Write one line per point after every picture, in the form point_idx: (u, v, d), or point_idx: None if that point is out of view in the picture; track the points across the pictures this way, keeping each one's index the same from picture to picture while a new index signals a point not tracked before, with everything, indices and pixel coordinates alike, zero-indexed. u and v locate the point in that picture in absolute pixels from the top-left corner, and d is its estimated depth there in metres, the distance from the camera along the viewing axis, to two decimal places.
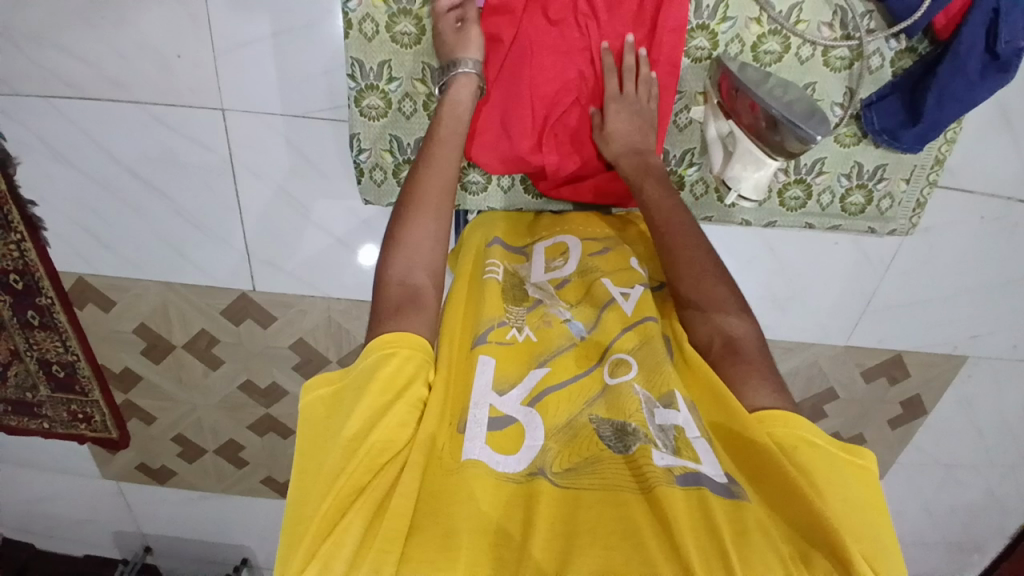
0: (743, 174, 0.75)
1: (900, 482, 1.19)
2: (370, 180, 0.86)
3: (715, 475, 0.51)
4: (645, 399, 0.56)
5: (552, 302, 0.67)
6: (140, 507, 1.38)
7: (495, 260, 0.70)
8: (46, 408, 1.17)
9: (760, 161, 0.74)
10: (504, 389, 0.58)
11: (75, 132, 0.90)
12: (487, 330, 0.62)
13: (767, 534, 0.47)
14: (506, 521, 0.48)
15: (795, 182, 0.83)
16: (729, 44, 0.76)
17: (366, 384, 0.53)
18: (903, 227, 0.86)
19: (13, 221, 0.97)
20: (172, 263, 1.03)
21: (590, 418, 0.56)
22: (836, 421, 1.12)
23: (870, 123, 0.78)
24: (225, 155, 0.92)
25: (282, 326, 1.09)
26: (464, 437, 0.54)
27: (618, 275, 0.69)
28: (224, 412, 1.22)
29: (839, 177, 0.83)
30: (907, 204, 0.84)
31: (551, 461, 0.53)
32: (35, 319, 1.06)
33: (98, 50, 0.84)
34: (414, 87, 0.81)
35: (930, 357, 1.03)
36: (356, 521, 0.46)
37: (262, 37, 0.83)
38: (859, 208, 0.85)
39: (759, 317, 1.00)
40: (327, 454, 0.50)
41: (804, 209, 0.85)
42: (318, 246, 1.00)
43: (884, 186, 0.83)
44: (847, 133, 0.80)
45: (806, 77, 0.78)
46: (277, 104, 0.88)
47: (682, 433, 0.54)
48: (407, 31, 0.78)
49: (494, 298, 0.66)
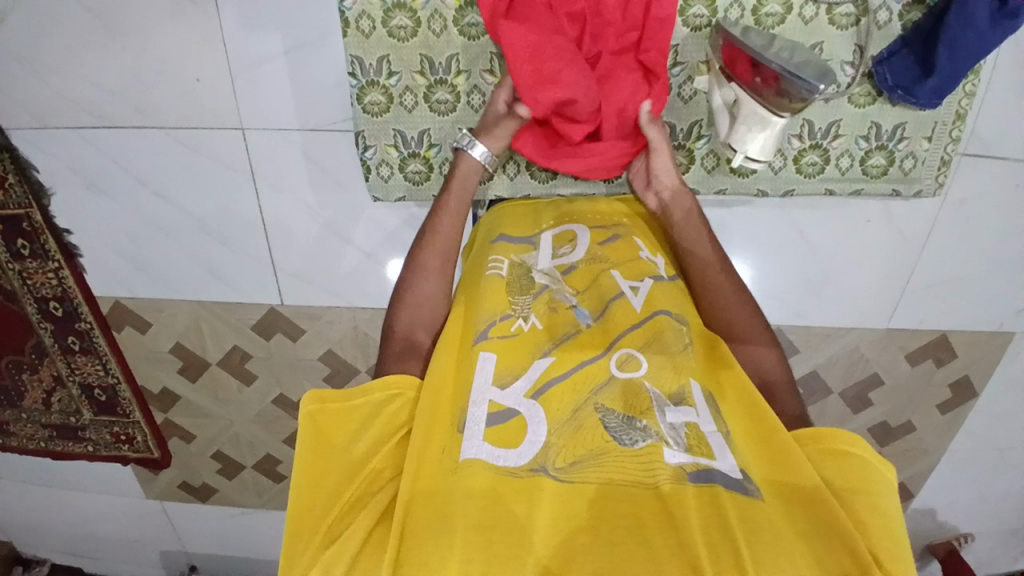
0: (749, 136, 0.71)
1: (956, 472, 1.11)
2: (377, 177, 0.86)
3: (730, 472, 0.49)
4: (656, 397, 0.53)
5: (559, 288, 0.65)
6: (184, 525, 1.41)
7: (499, 256, 0.68)
8: (89, 430, 1.20)
9: (765, 120, 0.70)
10: (506, 382, 0.55)
11: (104, 160, 0.94)
12: (488, 326, 0.60)
13: (780, 533, 0.45)
14: (510, 506, 0.47)
15: (811, 148, 0.80)
16: (729, 10, 0.74)
17: (373, 420, 0.56)
18: (929, 187, 0.82)
19: (50, 250, 1.01)
20: (204, 282, 1.05)
21: (596, 409, 0.53)
22: (882, 409, 1.05)
23: (883, 79, 0.75)
24: (246, 173, 0.94)
25: (312, 337, 1.10)
26: (462, 436, 0.52)
27: (627, 267, 0.67)
28: (259, 426, 1.23)
29: (857, 139, 0.79)
30: (931, 163, 0.80)
31: (554, 456, 0.50)
32: (76, 343, 1.10)
33: (119, 80, 0.87)
34: (414, 79, 0.80)
35: (974, 336, 0.96)
36: (359, 529, 0.47)
37: (275, 54, 0.85)
38: (880, 171, 0.81)
39: (793, 303, 0.96)
40: (328, 472, 0.51)
41: (823, 174, 0.81)
42: (341, 256, 1.01)
43: (906, 146, 0.79)
44: (860, 92, 0.77)
45: (811, 38, 0.74)
46: (293, 118, 0.89)
47: (695, 428, 0.52)
48: (403, 25, 0.77)
49: (497, 292, 0.64)
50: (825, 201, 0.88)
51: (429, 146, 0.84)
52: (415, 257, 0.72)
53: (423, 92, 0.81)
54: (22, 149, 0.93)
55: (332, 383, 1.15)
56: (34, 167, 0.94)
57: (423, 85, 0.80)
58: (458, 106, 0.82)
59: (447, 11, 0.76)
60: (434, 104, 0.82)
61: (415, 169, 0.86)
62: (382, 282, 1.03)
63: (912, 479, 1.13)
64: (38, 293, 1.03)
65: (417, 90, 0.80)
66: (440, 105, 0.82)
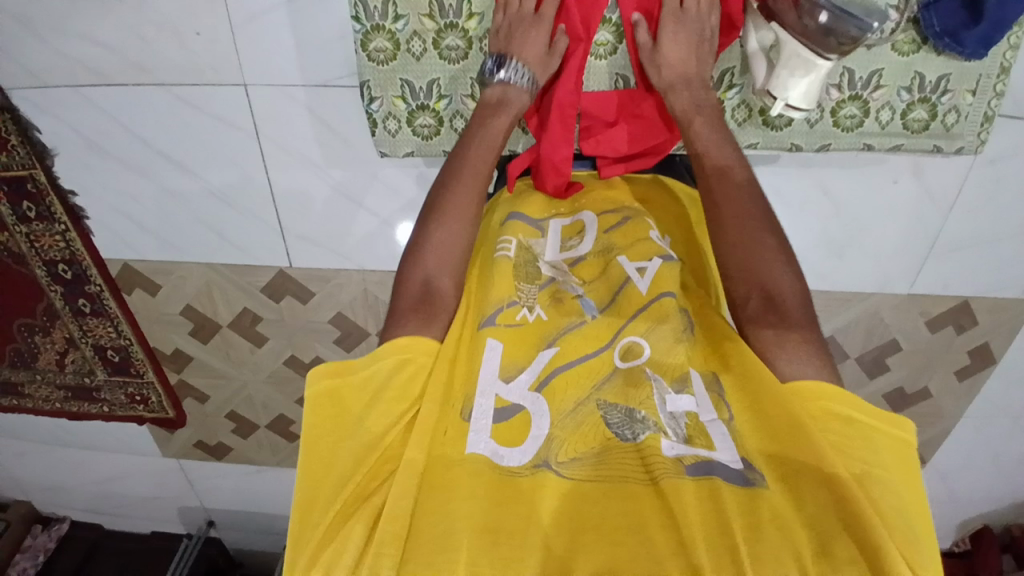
0: (791, 81, 0.66)
1: (969, 437, 1.09)
2: (384, 131, 0.78)
3: (730, 463, 0.46)
4: (656, 383, 0.51)
5: (564, 280, 0.61)
6: (201, 483, 1.43)
7: (507, 236, 0.63)
8: (104, 392, 1.21)
9: (809, 64, 0.64)
10: (511, 375, 0.52)
11: (106, 119, 0.92)
12: (494, 312, 0.56)
13: (790, 524, 0.42)
14: (508, 510, 0.44)
15: (849, 99, 0.73)
16: None
17: (379, 395, 0.50)
18: (971, 144, 0.74)
19: (56, 213, 0.99)
20: (214, 246, 1.04)
21: (597, 404, 0.50)
22: (899, 375, 1.02)
23: (929, 25, 0.67)
24: (252, 132, 0.92)
25: (321, 300, 1.08)
26: (468, 425, 0.49)
27: (633, 250, 0.61)
28: (272, 387, 1.23)
29: (899, 91, 0.72)
30: (974, 118, 0.73)
31: (557, 450, 0.48)
32: (87, 306, 1.09)
33: (115, 33, 0.84)
34: (422, 24, 0.72)
35: (998, 301, 0.93)
36: (359, 525, 0.43)
37: (276, 5, 0.81)
38: (922, 125, 0.74)
39: (813, 265, 0.92)
40: (330, 466, 0.46)
41: (861, 128, 0.74)
42: (350, 218, 0.99)
43: (949, 99, 0.72)
44: (904, 40, 0.69)
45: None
46: (298, 75, 0.86)
47: (695, 419, 0.50)
48: None
49: (505, 277, 0.59)
50: (854, 161, 0.83)
51: (439, 97, 0.76)
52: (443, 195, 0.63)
53: (431, 38, 0.73)
54: (22, 109, 0.91)
55: (343, 345, 1.14)
56: (36, 127, 0.92)
57: (432, 30, 0.72)
58: (469, 54, 0.73)
59: None
60: (444, 52, 0.73)
61: (423, 122, 0.78)
62: (393, 245, 1.00)
63: (924, 444, 1.10)
64: (47, 256, 1.02)
65: (426, 36, 0.72)
66: (450, 52, 0.73)
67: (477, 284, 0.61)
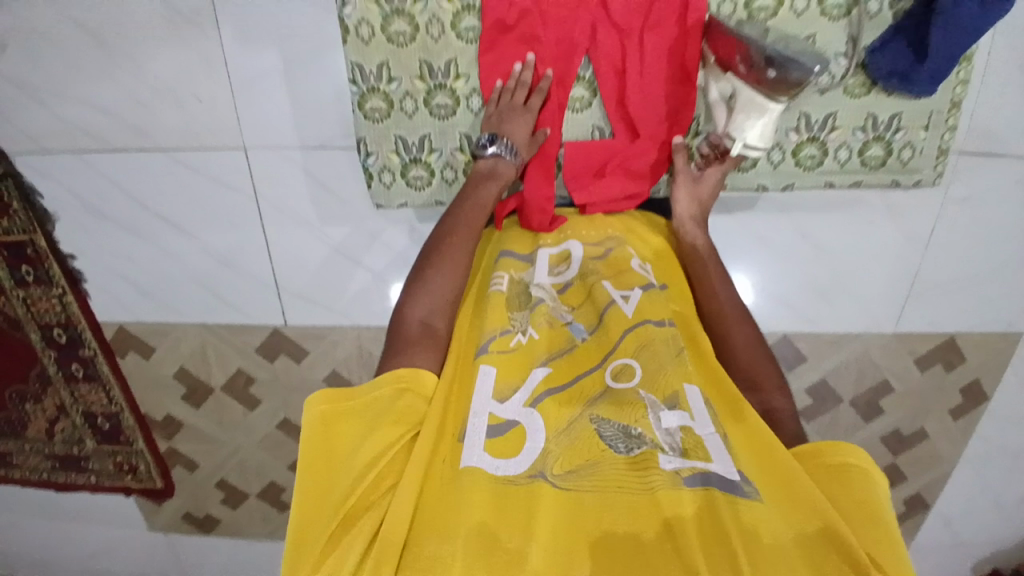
0: (746, 124, 0.70)
1: (974, 479, 1.07)
2: (380, 184, 0.81)
3: (725, 474, 0.49)
4: (650, 404, 0.54)
5: (553, 305, 0.65)
6: (189, 558, 1.36)
7: (501, 271, 0.67)
8: (93, 460, 1.19)
9: (763, 107, 0.68)
10: (505, 396, 0.55)
11: (107, 184, 0.95)
12: (488, 340, 0.59)
13: (773, 535, 0.45)
14: (506, 523, 0.46)
15: (808, 141, 0.77)
16: (721, 6, 0.71)
17: (380, 418, 0.50)
18: (928, 177, 0.79)
19: (54, 277, 1.01)
20: (210, 307, 1.05)
21: (591, 418, 0.53)
22: (896, 417, 1.02)
23: (877, 68, 0.72)
24: (251, 195, 0.95)
25: (316, 359, 1.08)
26: (465, 441, 0.51)
27: (618, 279, 0.67)
28: (265, 452, 1.20)
29: (854, 131, 0.77)
30: (929, 152, 0.77)
31: (551, 463, 0.50)
32: (80, 371, 1.09)
33: (118, 100, 0.89)
34: (414, 85, 0.76)
35: (983, 336, 0.95)
36: (358, 539, 0.45)
37: (272, 70, 0.86)
38: (879, 162, 0.78)
39: (802, 308, 0.93)
40: (332, 483, 0.48)
41: (822, 167, 0.79)
42: (345, 275, 1.01)
43: (902, 135, 0.77)
44: (856, 83, 0.74)
45: (805, 31, 0.71)
46: (295, 139, 0.90)
47: (689, 433, 0.52)
48: (402, 31, 0.73)
49: (500, 308, 0.62)
50: (828, 204, 0.87)
51: (431, 150, 0.80)
52: (441, 246, 0.66)
53: (422, 97, 0.77)
54: (27, 175, 0.95)
55: None
56: (39, 193, 0.96)
57: (423, 91, 0.76)
58: (458, 110, 0.78)
59: (444, 16, 0.73)
60: (434, 109, 0.78)
61: (417, 174, 0.81)
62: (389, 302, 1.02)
63: (927, 486, 1.08)
64: (42, 320, 1.03)
65: (418, 96, 0.77)
66: (440, 109, 0.78)
67: (476, 314, 0.64)
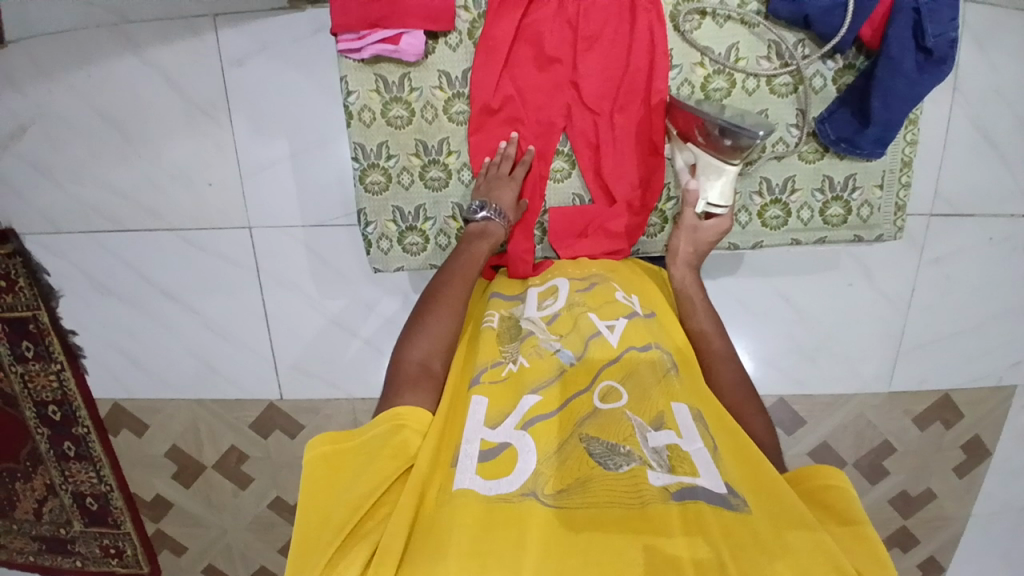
0: (707, 184, 0.74)
1: (988, 543, 1.04)
2: (378, 251, 0.84)
3: (713, 487, 0.47)
4: (638, 425, 0.52)
5: (542, 335, 0.63)
6: None
7: (493, 311, 0.67)
8: (78, 544, 1.15)
9: (720, 169, 0.73)
10: (498, 421, 0.53)
11: (113, 262, 0.98)
12: (481, 371, 0.58)
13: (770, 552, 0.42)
14: (495, 539, 0.43)
15: (771, 202, 0.81)
16: (680, 88, 0.77)
17: (377, 451, 0.50)
18: (890, 231, 0.81)
19: (54, 352, 1.03)
20: (206, 381, 1.05)
21: (581, 438, 0.51)
22: (899, 479, 1.00)
23: (826, 135, 0.78)
24: (252, 269, 0.98)
25: (310, 433, 1.07)
26: (456, 467, 0.49)
27: (604, 309, 0.65)
28: (254, 534, 1.16)
29: (813, 192, 0.80)
30: (887, 209, 0.81)
31: (542, 484, 0.48)
32: (72, 449, 1.08)
33: (130, 182, 0.94)
34: (410, 161, 0.81)
35: (976, 392, 0.95)
36: (355, 562, 0.44)
37: (281, 158, 0.92)
38: (840, 219, 0.81)
39: (791, 370, 0.94)
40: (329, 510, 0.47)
41: (787, 226, 0.81)
42: (340, 346, 1.02)
43: (860, 194, 0.80)
44: (808, 150, 0.79)
45: (757, 107, 0.78)
46: (298, 216, 0.94)
47: (677, 450, 0.50)
48: (400, 115, 0.79)
49: (490, 345, 0.62)
50: (807, 266, 0.90)
51: (426, 220, 0.83)
52: (435, 294, 0.67)
53: (418, 172, 0.81)
54: (36, 254, 0.98)
55: None
56: (46, 271, 0.99)
57: (418, 166, 0.81)
58: (450, 182, 0.82)
59: (438, 102, 0.79)
60: (429, 182, 0.82)
61: (413, 241, 0.84)
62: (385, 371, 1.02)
63: (939, 550, 1.05)
64: (39, 396, 1.04)
65: (414, 171, 0.81)
66: (434, 182, 0.82)
67: (467, 355, 0.64)
